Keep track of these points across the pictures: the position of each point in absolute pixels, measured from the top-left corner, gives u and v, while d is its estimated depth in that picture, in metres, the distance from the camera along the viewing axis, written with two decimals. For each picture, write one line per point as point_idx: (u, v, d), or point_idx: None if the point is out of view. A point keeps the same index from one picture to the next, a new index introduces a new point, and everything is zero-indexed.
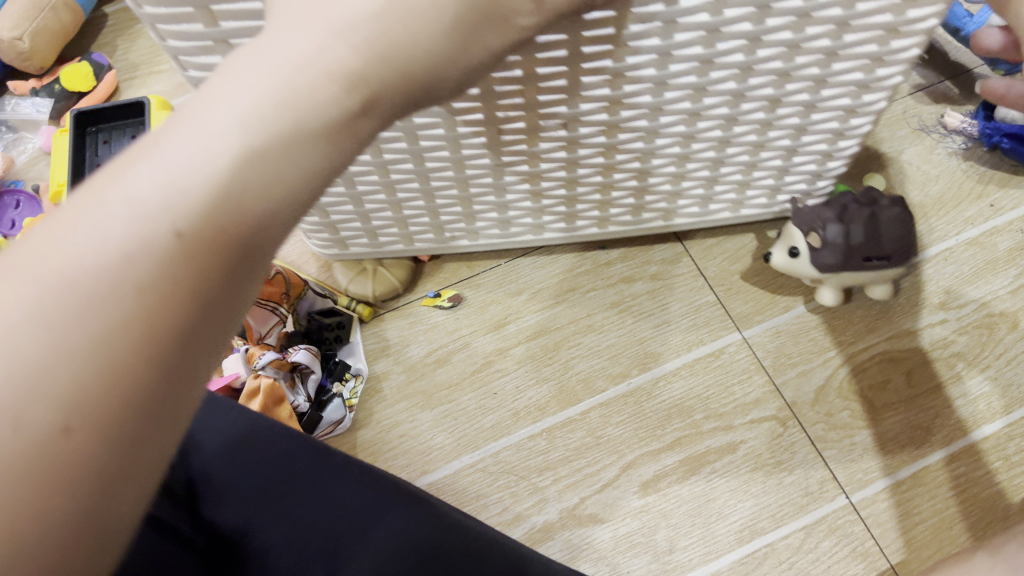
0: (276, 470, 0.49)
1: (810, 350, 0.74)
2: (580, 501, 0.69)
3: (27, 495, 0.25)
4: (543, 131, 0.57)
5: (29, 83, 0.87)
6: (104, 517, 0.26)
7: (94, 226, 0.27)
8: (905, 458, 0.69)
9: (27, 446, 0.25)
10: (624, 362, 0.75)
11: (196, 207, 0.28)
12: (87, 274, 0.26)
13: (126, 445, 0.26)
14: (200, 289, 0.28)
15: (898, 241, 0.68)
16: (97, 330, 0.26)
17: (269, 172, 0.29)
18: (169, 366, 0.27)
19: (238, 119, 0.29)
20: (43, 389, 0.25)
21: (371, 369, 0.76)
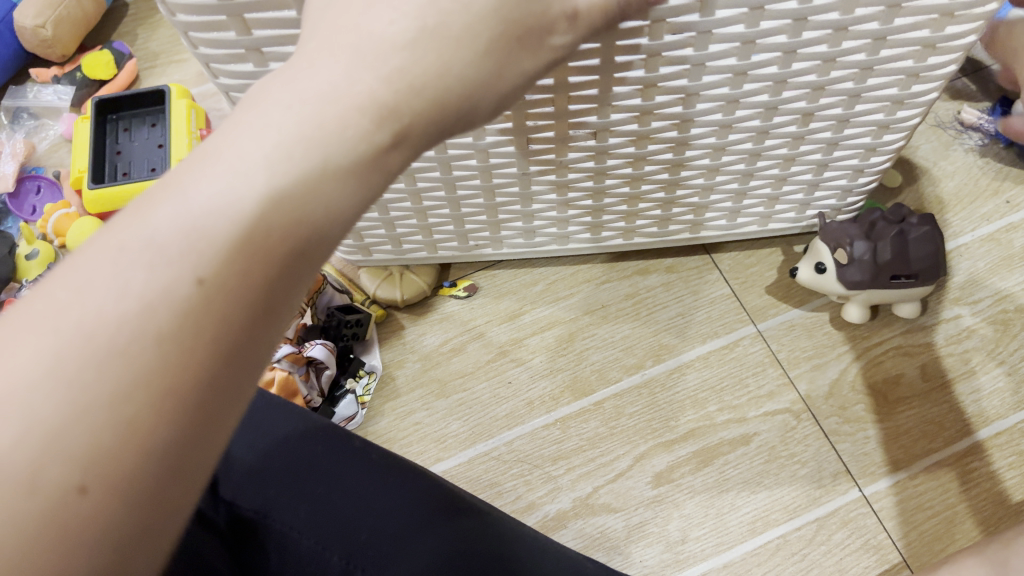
0: (295, 453, 0.49)
1: (824, 344, 0.74)
2: (593, 491, 0.69)
3: (48, 551, 0.25)
4: (572, 141, 0.58)
5: (51, 70, 0.88)
6: (127, 562, 0.27)
7: (115, 276, 0.27)
8: (918, 452, 0.69)
9: (48, 502, 0.25)
10: (639, 354, 0.75)
11: (218, 253, 0.28)
12: (108, 325, 0.26)
13: (145, 497, 0.27)
14: (221, 335, 0.28)
15: (928, 258, 0.68)
16: (116, 383, 0.26)
17: (293, 212, 0.30)
18: (190, 416, 0.27)
19: (262, 162, 0.29)
20: (67, 445, 0.26)
21: (386, 357, 0.76)
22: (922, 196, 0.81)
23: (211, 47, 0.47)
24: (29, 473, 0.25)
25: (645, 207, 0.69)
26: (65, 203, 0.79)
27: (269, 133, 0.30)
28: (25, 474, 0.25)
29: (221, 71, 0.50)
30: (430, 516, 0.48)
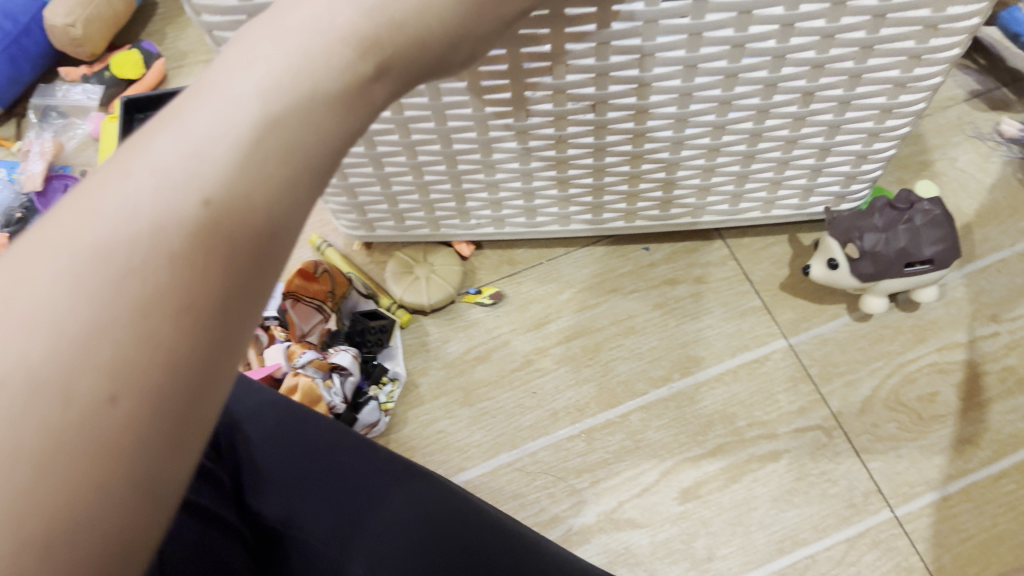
0: (322, 461, 0.49)
1: (857, 359, 0.73)
2: (618, 505, 0.68)
3: (78, 470, 0.24)
4: (571, 114, 0.58)
5: (80, 69, 0.88)
6: (157, 482, 0.26)
7: (126, 198, 0.27)
8: (953, 473, 0.68)
9: (77, 415, 0.24)
10: (666, 366, 0.74)
11: (221, 173, 0.27)
12: (126, 242, 0.26)
13: (172, 415, 0.26)
14: (231, 254, 0.27)
15: (941, 243, 0.66)
16: (134, 300, 0.26)
17: (289, 138, 0.29)
18: (208, 334, 0.27)
19: (256, 85, 0.29)
20: (89, 360, 0.25)
21: (409, 364, 0.75)
22: (959, 210, 0.79)
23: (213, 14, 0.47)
24: (51, 392, 0.24)
25: (646, 188, 0.69)
26: None
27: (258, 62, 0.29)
28: (50, 391, 0.24)
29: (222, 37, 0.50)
30: (455, 526, 0.46)
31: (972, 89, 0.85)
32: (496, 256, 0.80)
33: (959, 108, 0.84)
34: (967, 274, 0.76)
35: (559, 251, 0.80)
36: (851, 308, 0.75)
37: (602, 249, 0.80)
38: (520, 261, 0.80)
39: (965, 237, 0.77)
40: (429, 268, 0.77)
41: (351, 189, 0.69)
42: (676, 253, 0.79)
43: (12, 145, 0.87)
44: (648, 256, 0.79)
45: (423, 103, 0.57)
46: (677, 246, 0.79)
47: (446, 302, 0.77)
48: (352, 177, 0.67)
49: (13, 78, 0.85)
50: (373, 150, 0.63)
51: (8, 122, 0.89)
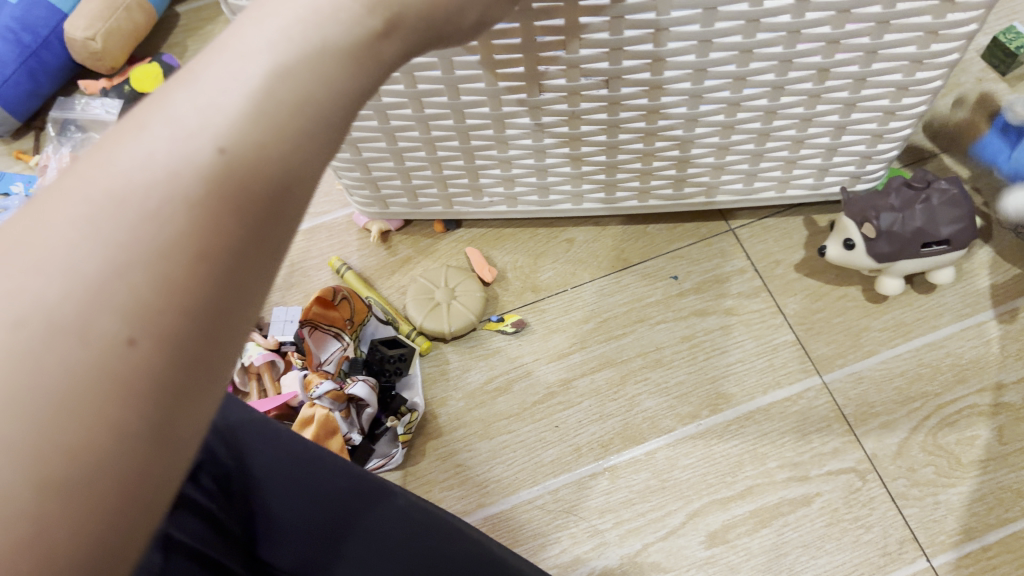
0: (336, 510, 0.47)
1: (894, 400, 0.70)
2: (642, 548, 0.66)
3: (100, 409, 0.25)
4: (584, 90, 0.60)
5: (100, 83, 0.87)
6: (175, 424, 0.27)
7: (143, 148, 0.28)
8: (992, 522, 0.65)
9: (98, 356, 0.26)
10: (694, 403, 0.71)
11: (235, 122, 0.29)
12: (142, 191, 0.27)
13: (187, 358, 0.27)
14: (245, 202, 0.29)
15: (958, 224, 0.66)
16: (152, 244, 0.27)
17: (301, 90, 0.31)
18: (222, 280, 0.28)
19: (267, 40, 0.31)
20: (107, 301, 0.26)
21: (428, 394, 0.73)
22: (1003, 243, 0.75)
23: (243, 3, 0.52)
24: (70, 332, 0.26)
25: (659, 165, 0.70)
26: None
27: (269, 22, 0.31)
28: (69, 331, 0.26)
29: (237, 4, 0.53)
30: None
31: None
32: (519, 281, 0.78)
33: None
34: (1011, 311, 0.72)
35: (583, 277, 0.78)
36: (864, 288, 0.75)
37: (629, 276, 0.77)
38: (544, 287, 0.78)
39: (1009, 271, 0.74)
40: (451, 293, 0.75)
41: (365, 164, 0.70)
42: (706, 282, 0.76)
43: (30, 159, 0.86)
44: (677, 285, 0.76)
45: (436, 77, 0.58)
46: (707, 274, 0.77)
47: (468, 330, 0.75)
48: (367, 151, 0.68)
49: (32, 92, 0.84)
50: (387, 124, 0.64)
51: (28, 135, 0.88)
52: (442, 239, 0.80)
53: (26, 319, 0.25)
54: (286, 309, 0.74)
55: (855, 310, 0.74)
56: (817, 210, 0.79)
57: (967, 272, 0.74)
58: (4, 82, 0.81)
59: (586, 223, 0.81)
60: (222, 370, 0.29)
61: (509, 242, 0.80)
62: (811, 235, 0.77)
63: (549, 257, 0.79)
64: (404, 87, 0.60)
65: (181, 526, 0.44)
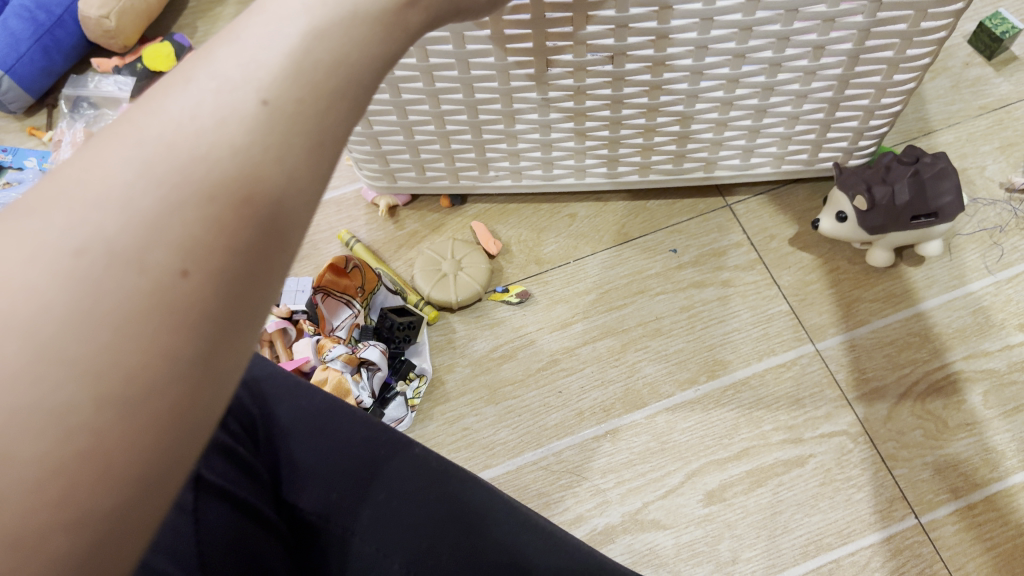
0: (360, 453, 0.43)
1: (884, 366, 0.73)
2: (643, 506, 0.68)
3: (154, 336, 0.24)
4: (590, 65, 0.62)
5: (113, 61, 0.89)
6: (219, 360, 0.26)
7: (188, 97, 0.27)
8: (977, 481, 0.67)
9: (152, 286, 0.25)
10: (692, 368, 0.74)
11: (277, 78, 0.28)
12: (191, 135, 0.26)
13: (234, 294, 0.26)
14: (286, 155, 0.28)
15: (946, 198, 0.69)
16: (201, 183, 0.26)
17: (335, 53, 0.30)
18: (264, 223, 0.27)
19: (302, 5, 0.30)
20: (162, 234, 0.25)
21: (435, 361, 0.76)
22: (988, 219, 0.78)
23: None
24: (126, 263, 0.24)
25: (660, 141, 0.72)
26: None
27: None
28: (125, 261, 0.24)
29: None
30: (494, 531, 0.41)
31: (1009, 95, 0.83)
32: (524, 254, 0.81)
33: (993, 116, 0.82)
34: (994, 283, 0.75)
35: (585, 250, 0.80)
36: (856, 261, 0.78)
37: (629, 249, 0.80)
38: (547, 260, 0.80)
39: (993, 246, 0.77)
40: (457, 265, 0.78)
41: (376, 138, 0.72)
42: (704, 255, 0.79)
43: (44, 135, 0.88)
44: (676, 258, 0.79)
45: (448, 51, 0.60)
46: (704, 248, 0.79)
47: (474, 300, 0.77)
48: (378, 125, 0.70)
49: (45, 69, 0.86)
50: (398, 97, 0.66)
51: (41, 112, 0.90)
52: (449, 215, 0.83)
53: (86, 247, 0.24)
54: (297, 280, 0.76)
55: (847, 282, 0.77)
56: (810, 186, 0.82)
57: (954, 246, 0.77)
58: (18, 58, 0.83)
59: (588, 198, 0.83)
60: (260, 314, 0.28)
61: (513, 217, 0.82)
62: (804, 210, 0.80)
63: (552, 231, 0.81)
64: (417, 62, 0.62)
65: (211, 467, 0.41)
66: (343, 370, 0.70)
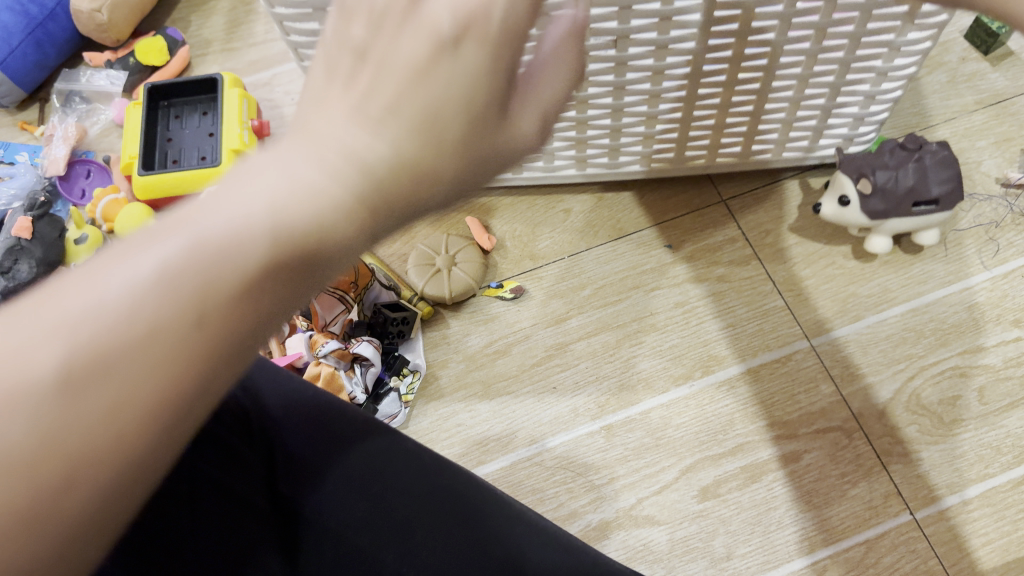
0: (355, 446, 0.43)
1: (880, 362, 0.72)
2: (637, 502, 0.68)
3: (31, 538, 0.25)
4: (592, 49, 0.61)
5: (105, 55, 0.89)
6: (97, 544, 0.26)
7: (125, 297, 0.25)
8: (973, 477, 0.67)
9: (38, 496, 0.24)
10: (687, 364, 0.74)
11: (215, 306, 0.26)
12: (114, 348, 0.25)
13: (125, 496, 0.26)
14: (208, 378, 0.27)
15: (948, 184, 0.69)
16: (109, 403, 0.25)
17: (283, 283, 0.28)
18: (172, 435, 0.27)
19: (271, 223, 0.27)
20: (57, 447, 0.25)
21: (429, 356, 0.76)
22: (984, 213, 0.78)
23: (287, 9, 0.58)
24: (17, 468, 0.24)
25: (662, 129, 0.72)
26: (114, 189, 0.81)
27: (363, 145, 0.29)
28: (15, 466, 0.24)
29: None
30: (489, 519, 0.41)
31: (1006, 91, 0.83)
32: (518, 249, 0.80)
33: (989, 112, 0.82)
34: (990, 278, 0.75)
35: (580, 246, 0.80)
36: (855, 253, 0.77)
37: (623, 244, 0.80)
38: (541, 256, 0.80)
39: (989, 241, 0.76)
40: (451, 260, 0.77)
41: None
42: (700, 250, 0.79)
43: (35, 129, 0.87)
44: (671, 254, 0.79)
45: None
46: (700, 243, 0.79)
47: (468, 294, 0.77)
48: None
49: (37, 63, 0.86)
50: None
51: (32, 106, 0.90)
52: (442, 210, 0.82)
53: None
54: None
55: (842, 277, 0.76)
56: (806, 180, 0.81)
57: (951, 241, 0.76)
58: (10, 52, 0.83)
59: (583, 193, 0.83)
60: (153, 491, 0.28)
61: (507, 212, 0.82)
62: (800, 205, 0.80)
63: (546, 226, 0.81)
64: None
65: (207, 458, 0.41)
66: (336, 365, 0.70)
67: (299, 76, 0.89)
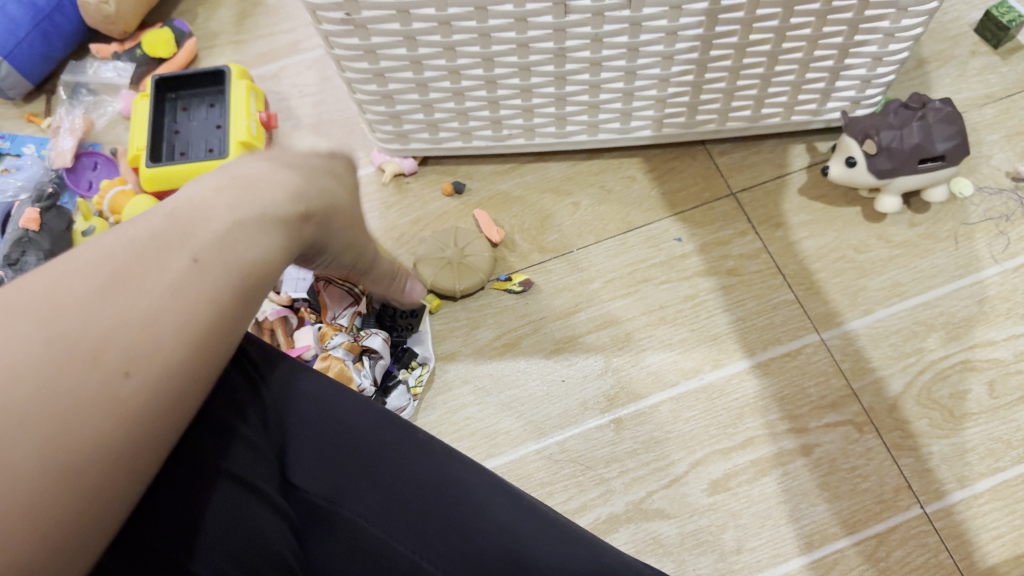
0: (363, 437, 0.40)
1: (890, 355, 0.72)
2: (647, 495, 0.68)
3: (97, 416, 0.30)
4: (608, 10, 0.61)
5: (112, 47, 0.88)
6: (143, 445, 0.32)
7: (140, 242, 0.33)
8: (984, 471, 0.67)
9: (99, 383, 0.30)
10: (697, 357, 0.73)
11: (209, 244, 0.35)
12: (143, 273, 0.33)
13: (164, 395, 0.32)
14: (214, 297, 0.34)
15: (952, 140, 0.70)
16: (145, 311, 0.32)
17: (252, 235, 0.36)
18: (193, 344, 0.33)
19: (225, 200, 0.36)
20: (112, 346, 0.31)
21: (438, 349, 0.75)
22: (995, 206, 0.77)
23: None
24: (85, 360, 0.30)
25: (675, 92, 0.72)
26: (120, 180, 0.80)
27: (304, 174, 0.41)
28: (82, 360, 0.30)
29: (365, 4, 0.59)
30: (501, 513, 0.39)
31: (1016, 84, 0.82)
32: (526, 242, 0.80)
33: (999, 105, 0.82)
34: (1000, 272, 0.74)
35: (589, 239, 0.80)
36: (864, 212, 0.78)
37: (632, 238, 0.79)
38: (550, 249, 0.79)
39: (999, 235, 0.76)
40: (460, 253, 0.77)
41: (390, 96, 0.71)
42: (709, 242, 0.78)
43: (42, 121, 0.87)
44: (679, 247, 0.78)
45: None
46: (709, 236, 0.79)
47: (476, 289, 0.77)
48: (392, 83, 0.69)
49: (44, 55, 0.86)
50: (415, 52, 0.65)
51: (39, 99, 0.90)
52: (451, 203, 0.82)
53: (57, 341, 0.30)
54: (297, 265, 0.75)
55: (852, 271, 0.76)
56: (816, 173, 0.81)
57: (962, 235, 0.76)
58: (17, 43, 0.83)
59: (591, 186, 0.82)
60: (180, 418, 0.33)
61: (516, 205, 0.82)
62: (809, 199, 0.79)
63: (555, 220, 0.81)
64: (435, 11, 0.60)
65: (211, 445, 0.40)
66: (344, 359, 0.70)
67: (306, 69, 0.89)
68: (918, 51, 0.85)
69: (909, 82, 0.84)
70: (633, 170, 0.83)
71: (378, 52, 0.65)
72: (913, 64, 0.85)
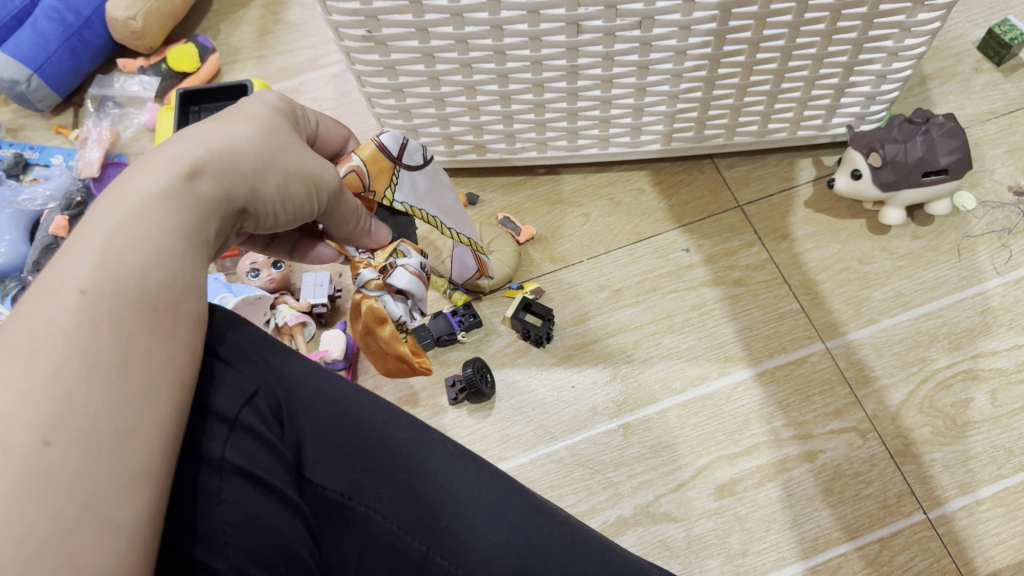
0: (378, 436, 0.41)
1: (893, 364, 0.74)
2: (654, 499, 0.70)
3: (31, 495, 0.26)
4: (620, 30, 0.63)
5: (138, 61, 0.92)
6: (107, 505, 0.28)
7: (26, 309, 0.30)
8: (985, 477, 0.68)
9: (15, 464, 0.26)
10: (704, 364, 0.75)
11: (92, 270, 0.31)
12: (34, 330, 0.29)
13: (101, 445, 0.28)
14: (119, 324, 0.30)
15: (955, 155, 0.72)
16: (46, 368, 0.28)
17: (138, 242, 0.33)
18: (112, 384, 0.29)
19: (98, 224, 0.33)
20: (17, 419, 0.27)
21: (451, 355, 0.77)
22: (998, 219, 0.79)
23: (342, 14, 0.62)
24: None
25: (684, 108, 0.74)
26: None
27: (186, 140, 0.39)
28: None
29: (385, 22, 0.62)
30: (509, 510, 0.40)
31: (1019, 100, 0.84)
32: (539, 251, 0.82)
33: (1001, 121, 0.83)
34: (1001, 283, 0.76)
35: (599, 249, 0.82)
36: (869, 228, 0.80)
37: (641, 249, 0.81)
38: (561, 258, 0.82)
39: (1001, 247, 0.77)
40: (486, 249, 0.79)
41: (408, 111, 0.74)
42: (716, 254, 0.80)
43: (70, 133, 0.90)
44: (687, 257, 0.80)
45: (483, 18, 0.61)
46: (716, 247, 0.81)
47: (502, 284, 0.79)
48: (410, 98, 0.72)
49: (73, 69, 0.89)
50: (432, 68, 0.67)
51: (67, 111, 0.93)
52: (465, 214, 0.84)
53: None
54: (315, 274, 0.78)
55: (856, 282, 0.78)
56: (822, 186, 0.82)
57: (964, 247, 0.78)
58: (47, 58, 0.86)
59: (602, 198, 0.84)
60: (143, 464, 0.30)
61: (528, 216, 0.84)
62: (814, 212, 0.81)
63: (566, 230, 0.83)
64: (453, 30, 0.63)
65: (238, 448, 0.36)
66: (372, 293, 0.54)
67: (325, 84, 0.91)
68: (922, 68, 0.87)
69: (912, 99, 0.86)
70: (642, 183, 0.85)
71: (396, 68, 0.68)
72: (915, 81, 0.87)
